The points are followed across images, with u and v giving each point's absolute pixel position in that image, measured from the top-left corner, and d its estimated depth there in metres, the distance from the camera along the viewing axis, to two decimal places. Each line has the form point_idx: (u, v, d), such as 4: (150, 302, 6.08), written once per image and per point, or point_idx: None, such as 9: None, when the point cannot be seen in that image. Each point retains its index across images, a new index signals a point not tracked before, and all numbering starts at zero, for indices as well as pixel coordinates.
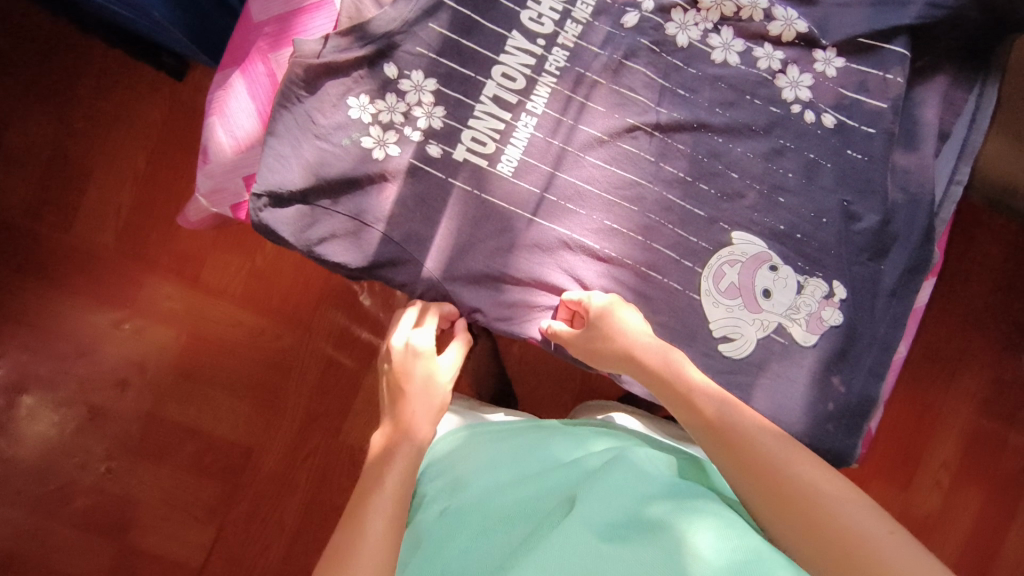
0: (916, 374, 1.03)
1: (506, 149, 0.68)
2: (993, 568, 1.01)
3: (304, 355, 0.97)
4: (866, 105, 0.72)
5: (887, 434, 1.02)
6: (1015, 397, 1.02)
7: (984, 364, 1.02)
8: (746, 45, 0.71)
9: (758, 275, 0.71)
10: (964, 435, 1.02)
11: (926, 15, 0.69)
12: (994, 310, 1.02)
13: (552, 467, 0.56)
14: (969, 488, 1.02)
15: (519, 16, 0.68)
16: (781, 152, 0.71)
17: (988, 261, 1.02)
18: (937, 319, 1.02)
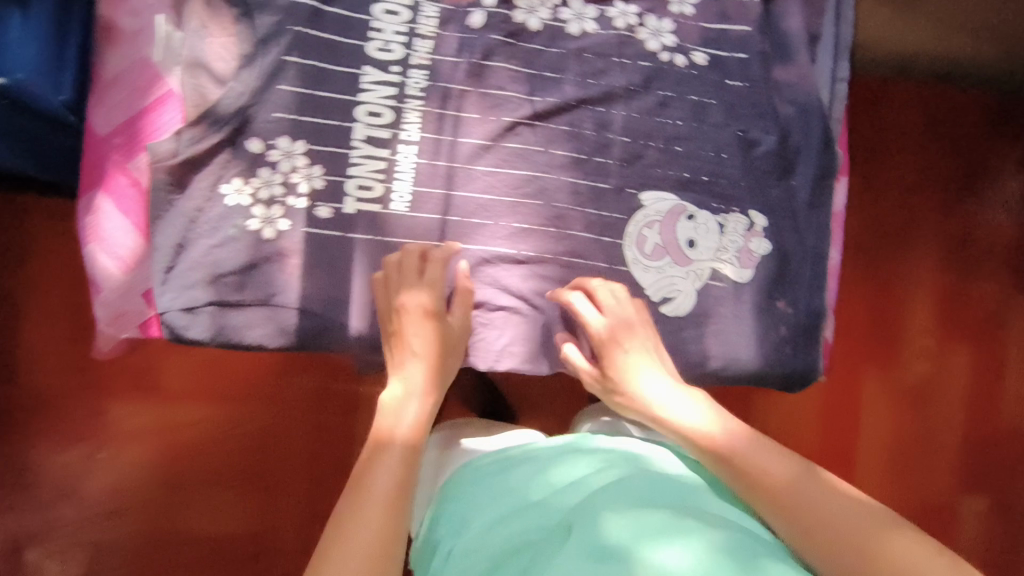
0: (873, 253, 1.04)
1: (395, 186, 0.67)
2: (993, 412, 1.06)
3: (284, 435, 0.96)
4: (731, 32, 0.71)
5: (864, 324, 1.04)
6: (964, 251, 1.06)
7: (935, 227, 1.05)
8: (600, 9, 0.68)
9: (679, 228, 0.71)
10: (936, 301, 1.05)
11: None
12: (919, 175, 1.05)
13: (555, 493, 0.54)
14: (953, 348, 1.05)
15: (366, 49, 0.65)
16: (666, 103, 0.69)
17: (911, 126, 1.04)
18: (874, 198, 1.05)
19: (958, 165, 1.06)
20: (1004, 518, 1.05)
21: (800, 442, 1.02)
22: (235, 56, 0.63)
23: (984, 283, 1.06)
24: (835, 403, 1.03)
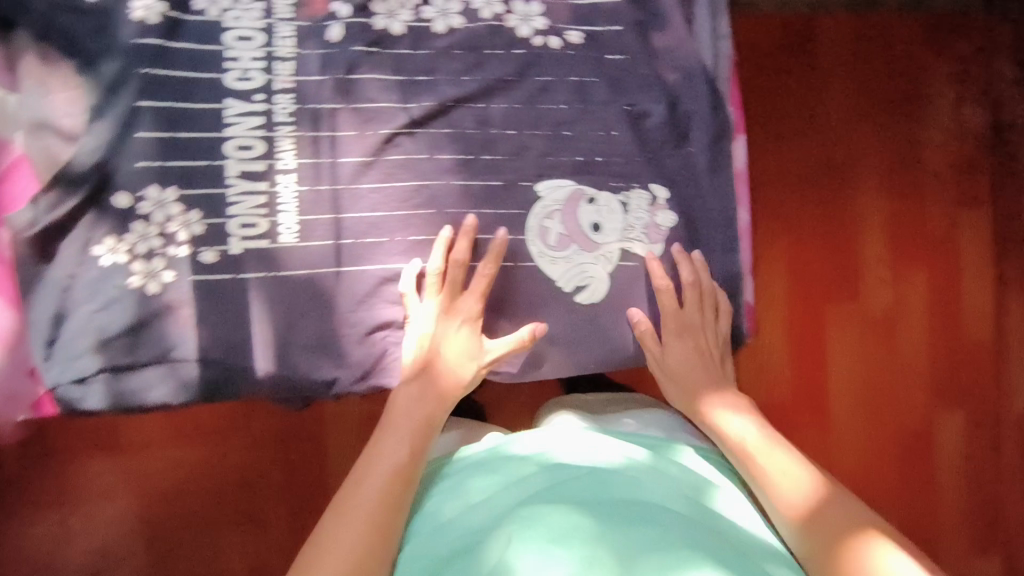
0: (821, 187, 0.99)
1: (280, 219, 0.64)
2: (963, 332, 1.02)
3: (259, 478, 0.85)
4: (603, 5, 0.68)
5: (821, 260, 0.99)
6: (908, 162, 1.00)
7: (881, 149, 0.99)
8: (464, 1, 0.65)
9: (581, 213, 0.69)
10: (889, 226, 1.00)
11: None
12: (842, 93, 0.98)
13: (512, 489, 0.55)
14: (914, 271, 1.01)
15: (224, 80, 0.62)
16: (547, 88, 0.67)
17: (842, 44, 0.98)
18: (811, 129, 0.98)
19: (881, 73, 0.98)
20: (984, 429, 1.03)
21: (765, 396, 0.99)
22: (82, 110, 0.60)
23: (935, 191, 1.00)
24: (795, 350, 1.00)
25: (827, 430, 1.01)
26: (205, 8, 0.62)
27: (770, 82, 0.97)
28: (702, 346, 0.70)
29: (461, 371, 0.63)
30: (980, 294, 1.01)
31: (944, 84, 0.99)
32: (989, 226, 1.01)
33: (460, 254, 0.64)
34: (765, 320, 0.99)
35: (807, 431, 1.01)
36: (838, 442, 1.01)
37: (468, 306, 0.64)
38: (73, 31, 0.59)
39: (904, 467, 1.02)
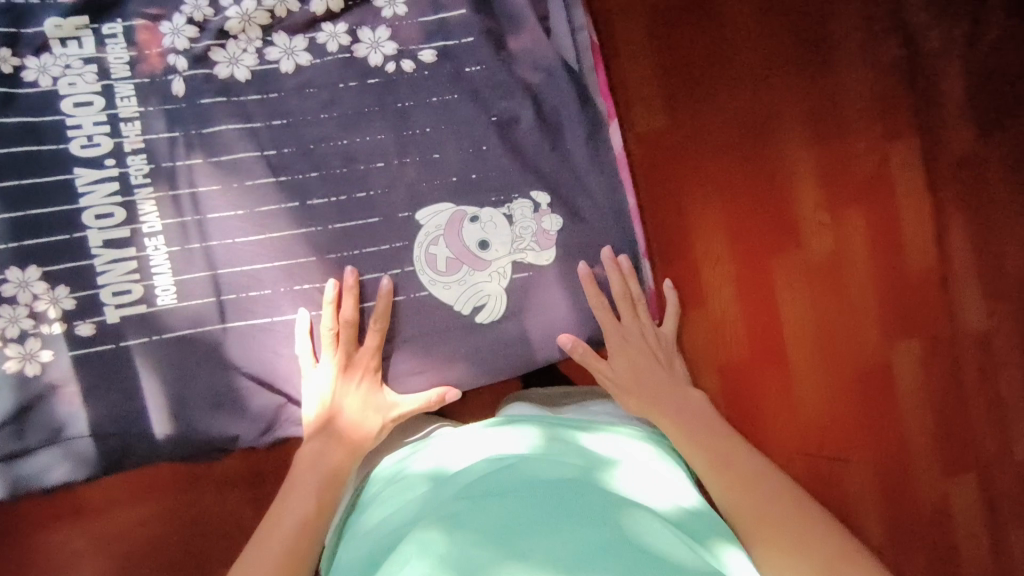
0: (740, 139, 0.94)
1: (156, 281, 0.63)
2: (907, 266, 0.97)
3: (185, 547, 0.77)
4: (451, 20, 0.67)
5: (752, 217, 0.94)
6: (826, 91, 0.95)
7: (795, 91, 0.95)
8: (308, 37, 0.65)
9: (466, 234, 0.68)
10: (817, 169, 0.95)
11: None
12: (743, 30, 0.93)
13: (440, 484, 0.54)
14: (851, 213, 0.96)
15: (71, 149, 0.61)
16: (407, 114, 0.67)
17: None
18: (720, 83, 0.94)
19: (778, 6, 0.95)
20: (947, 358, 0.98)
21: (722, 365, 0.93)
22: None
23: (861, 118, 0.96)
24: (747, 309, 0.93)
25: (791, 386, 0.95)
26: (39, 79, 0.61)
27: (665, 33, 0.93)
28: (643, 352, 0.71)
29: (371, 418, 0.63)
30: (923, 219, 0.97)
31: (851, 17, 0.95)
32: (921, 147, 0.97)
33: (349, 312, 0.64)
34: (710, 281, 0.93)
35: (771, 391, 0.94)
36: (804, 397, 0.95)
37: (367, 354, 0.65)
38: None
39: (874, 412, 0.96)
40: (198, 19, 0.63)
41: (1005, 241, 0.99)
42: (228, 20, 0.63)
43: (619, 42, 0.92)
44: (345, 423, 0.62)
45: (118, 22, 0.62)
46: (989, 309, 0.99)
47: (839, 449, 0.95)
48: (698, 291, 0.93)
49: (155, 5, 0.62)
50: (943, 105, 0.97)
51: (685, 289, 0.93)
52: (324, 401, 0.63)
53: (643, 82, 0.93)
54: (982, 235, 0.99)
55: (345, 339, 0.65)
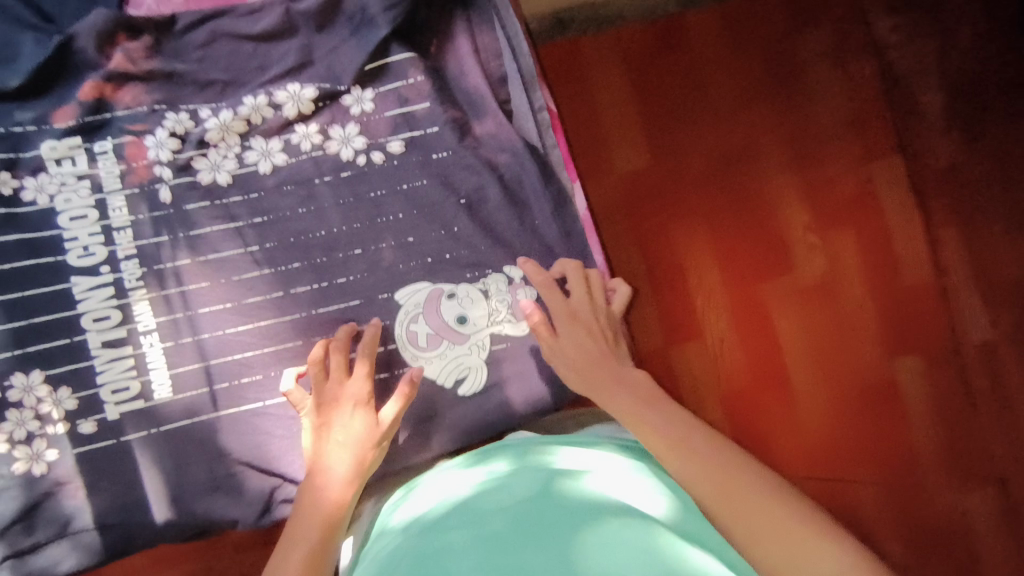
0: (726, 174, 1.02)
1: (152, 377, 0.67)
2: (899, 281, 1.02)
3: None
4: (416, 112, 0.72)
5: (744, 244, 1.01)
6: (803, 126, 1.02)
7: (774, 125, 1.02)
8: (283, 138, 0.70)
9: (444, 310, 0.72)
10: (803, 196, 1.02)
11: (394, 13, 0.70)
12: (717, 80, 1.02)
13: (417, 522, 0.55)
14: (838, 234, 1.02)
15: (69, 260, 0.66)
16: (381, 203, 0.71)
17: (706, 38, 1.02)
18: (704, 124, 1.02)
19: (751, 47, 1.02)
20: (945, 368, 1.02)
21: (725, 389, 1.00)
22: None
23: (839, 148, 1.02)
24: (745, 334, 1.01)
25: (792, 406, 1.01)
26: (36, 198, 0.66)
27: (644, 90, 1.02)
28: (594, 332, 0.69)
29: (365, 444, 0.63)
30: (912, 237, 1.02)
31: (820, 53, 1.02)
32: (902, 167, 1.02)
33: (342, 346, 0.66)
34: (706, 311, 1.01)
35: (772, 411, 1.00)
36: (805, 415, 1.01)
37: (358, 381, 0.65)
38: None
39: (875, 424, 1.01)
40: (179, 131, 0.68)
41: (996, 251, 1.02)
42: (208, 131, 0.69)
43: (601, 103, 1.01)
44: (339, 451, 0.62)
45: (107, 139, 0.67)
46: (988, 318, 1.02)
47: (844, 463, 1.00)
48: (695, 323, 1.01)
49: (138, 122, 0.68)
50: (920, 127, 1.02)
51: (687, 318, 1.00)
52: (318, 426, 0.63)
53: (627, 137, 1.01)
54: (971, 247, 1.02)
55: (336, 366, 0.65)
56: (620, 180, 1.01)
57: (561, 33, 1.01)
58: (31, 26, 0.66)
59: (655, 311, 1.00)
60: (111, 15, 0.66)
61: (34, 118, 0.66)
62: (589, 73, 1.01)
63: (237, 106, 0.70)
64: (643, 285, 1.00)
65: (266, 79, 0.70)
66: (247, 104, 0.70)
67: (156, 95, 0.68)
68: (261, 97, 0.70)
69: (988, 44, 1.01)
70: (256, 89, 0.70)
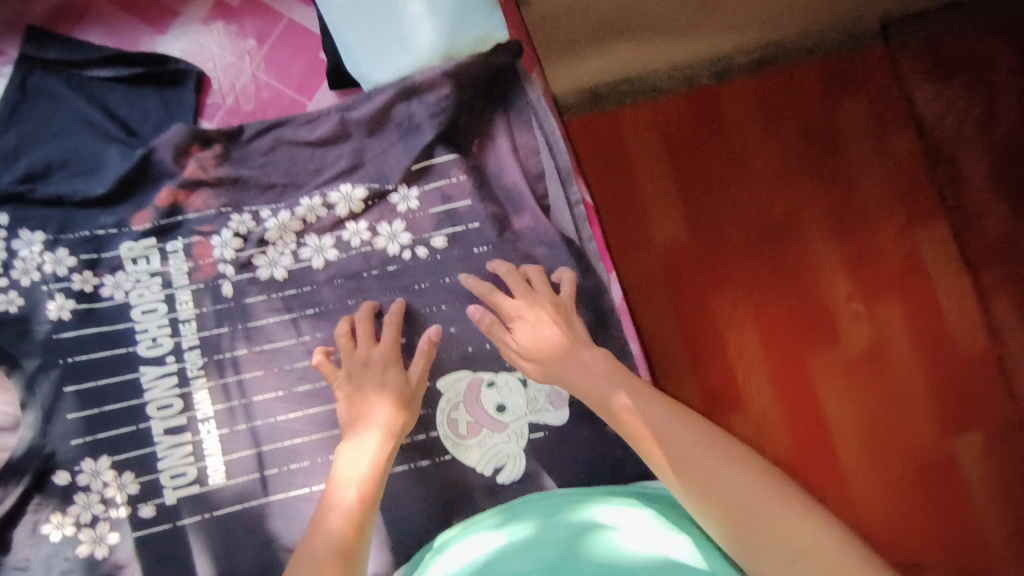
0: (768, 241, 1.01)
1: (208, 462, 0.70)
2: (950, 351, 1.00)
3: None
4: (459, 208, 0.76)
5: (786, 311, 1.00)
6: (846, 200, 1.02)
7: (815, 193, 1.02)
8: (334, 234, 0.75)
9: (484, 398, 0.74)
10: (846, 264, 1.01)
11: (438, 120, 0.75)
12: (757, 156, 1.03)
13: None
14: (884, 303, 1.01)
15: (139, 350, 0.72)
16: (425, 295, 0.75)
17: (745, 107, 1.03)
18: (742, 192, 1.02)
19: (790, 116, 1.03)
20: (1007, 446, 0.98)
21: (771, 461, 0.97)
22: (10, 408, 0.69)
23: (884, 220, 1.02)
24: (788, 404, 0.99)
25: (845, 483, 0.97)
26: (113, 293, 0.72)
27: (683, 166, 1.03)
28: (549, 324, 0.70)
29: (398, 401, 0.67)
30: (961, 306, 1.00)
31: (860, 122, 1.04)
32: (949, 238, 1.02)
33: (365, 317, 0.72)
34: (748, 380, 0.99)
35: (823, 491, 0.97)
36: (859, 494, 0.97)
37: (385, 347, 0.70)
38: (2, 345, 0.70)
39: (936, 504, 0.97)
40: (242, 231, 0.74)
41: None
42: (267, 230, 0.74)
43: (640, 179, 1.02)
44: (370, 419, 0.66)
45: (178, 239, 0.73)
46: None
47: (903, 545, 0.96)
48: (738, 391, 0.99)
49: (205, 223, 0.74)
50: (968, 195, 1.02)
51: (728, 386, 0.99)
52: (352, 392, 0.68)
53: (664, 207, 1.02)
54: None
55: (362, 335, 0.71)
56: (659, 254, 1.01)
57: (596, 107, 1.03)
58: (117, 139, 0.73)
59: (696, 382, 0.99)
60: (189, 127, 0.73)
61: (115, 221, 0.73)
62: (625, 142, 1.03)
63: (294, 207, 0.75)
64: (683, 358, 0.99)
65: (321, 181, 0.76)
66: (303, 205, 0.75)
67: (223, 199, 0.74)
68: (316, 197, 0.75)
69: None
70: (312, 190, 0.75)
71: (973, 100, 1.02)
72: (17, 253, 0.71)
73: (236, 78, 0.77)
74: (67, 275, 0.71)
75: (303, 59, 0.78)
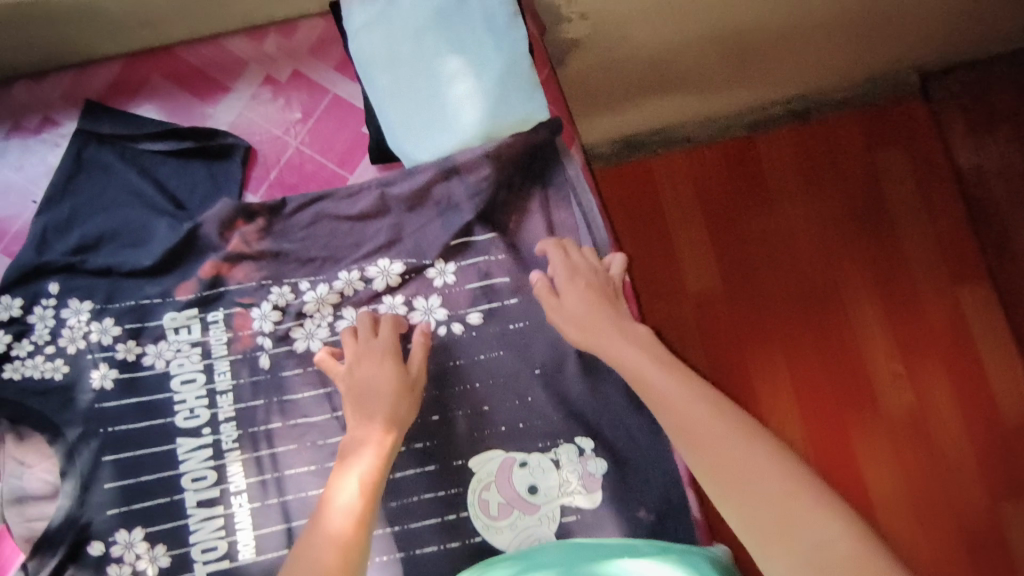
0: (817, 305, 1.22)
1: (239, 537, 0.70)
2: (985, 396, 1.19)
3: None
4: (496, 285, 0.76)
5: (829, 365, 1.20)
6: (895, 252, 1.24)
7: (856, 263, 1.23)
8: (371, 307, 0.76)
9: (516, 478, 0.73)
10: (888, 321, 1.22)
11: (477, 199, 0.75)
12: (772, 209, 1.24)
13: None
14: (921, 359, 1.20)
15: (176, 421, 0.72)
16: (459, 371, 0.75)
17: (790, 186, 1.25)
18: (810, 250, 1.24)
19: (844, 196, 1.26)
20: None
21: None
22: (51, 478, 0.70)
23: (927, 283, 1.23)
24: (830, 441, 1.16)
25: (878, 509, 1.14)
26: (154, 362, 0.73)
27: (712, 216, 1.24)
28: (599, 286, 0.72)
29: (401, 387, 0.69)
30: (997, 353, 1.21)
31: (909, 193, 1.26)
32: (990, 297, 1.23)
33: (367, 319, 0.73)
34: (786, 418, 1.17)
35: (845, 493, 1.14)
36: (874, 493, 1.15)
37: (385, 339, 0.71)
38: (46, 411, 0.71)
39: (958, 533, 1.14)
40: (281, 304, 0.75)
41: None
42: (306, 303, 0.75)
43: (682, 241, 1.23)
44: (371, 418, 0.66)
45: (219, 310, 0.75)
46: None
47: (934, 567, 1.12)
48: (783, 424, 1.17)
49: (246, 295, 0.75)
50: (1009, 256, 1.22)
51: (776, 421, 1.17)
52: (354, 378, 0.69)
53: (707, 267, 1.22)
54: None
55: (363, 328, 0.72)
56: (693, 295, 1.21)
57: (629, 153, 1.26)
58: (166, 212, 0.75)
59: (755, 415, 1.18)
60: (234, 203, 0.75)
61: (160, 292, 0.74)
62: (667, 211, 1.24)
63: (333, 280, 0.76)
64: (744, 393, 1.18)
65: (359, 255, 0.76)
66: (341, 279, 0.76)
67: (264, 271, 0.75)
68: (355, 271, 0.76)
69: (981, 175, 1.25)
70: (350, 264, 0.76)
71: (934, 159, 1.27)
72: (65, 321, 0.73)
73: (281, 151, 0.78)
74: (111, 344, 0.73)
75: (346, 134, 0.79)
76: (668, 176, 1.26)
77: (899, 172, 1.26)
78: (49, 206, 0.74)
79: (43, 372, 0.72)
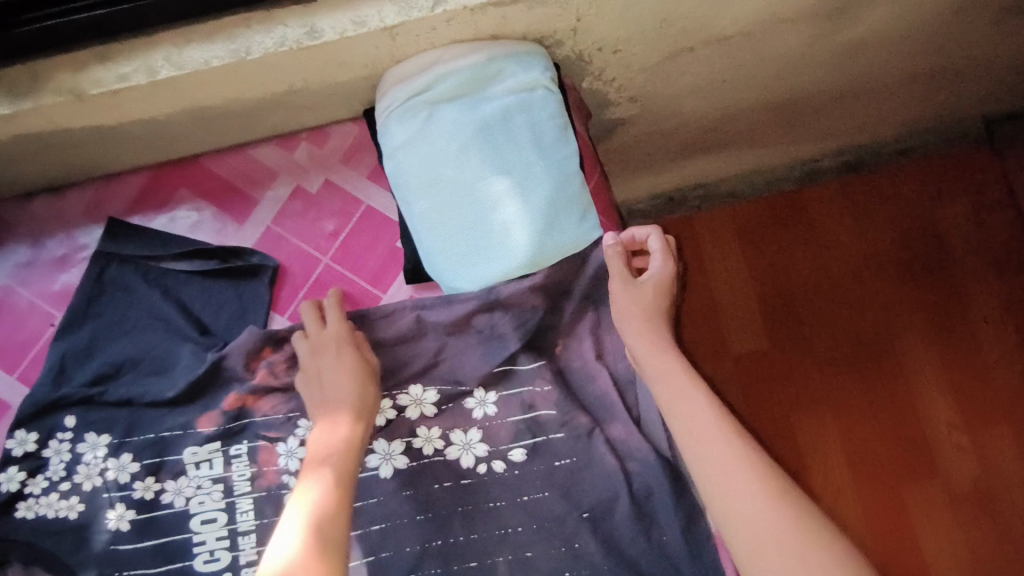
0: (865, 358, 1.13)
1: None
2: None
3: None
4: (541, 417, 0.70)
5: (880, 423, 1.11)
6: (956, 303, 1.15)
7: (908, 313, 1.14)
8: (405, 441, 0.69)
9: None
10: (944, 376, 1.12)
11: (523, 330, 0.70)
12: (824, 264, 1.16)
13: None
14: (978, 417, 1.11)
15: (195, 564, 0.67)
16: (500, 513, 0.68)
17: (838, 230, 1.17)
18: (856, 300, 1.15)
19: (894, 241, 1.17)
20: None
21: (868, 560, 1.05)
22: None
23: (990, 334, 1.13)
24: (881, 507, 1.08)
25: None
26: (173, 500, 0.68)
27: (760, 273, 1.16)
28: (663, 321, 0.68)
29: (365, 380, 0.67)
30: None
31: (967, 237, 1.17)
32: None
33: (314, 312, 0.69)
34: (838, 482, 1.09)
35: None
36: None
37: (336, 330, 0.68)
38: (58, 554, 0.66)
39: None
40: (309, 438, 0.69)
41: None
42: None
43: (727, 291, 1.16)
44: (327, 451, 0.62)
45: (243, 442, 0.69)
46: None
47: None
48: (833, 489, 1.08)
49: (273, 428, 0.69)
50: None
51: (823, 484, 1.09)
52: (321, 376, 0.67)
53: (752, 318, 1.15)
54: None
55: (311, 324, 0.69)
56: (737, 357, 1.13)
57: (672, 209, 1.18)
58: (190, 337, 0.71)
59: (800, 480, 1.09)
60: (262, 331, 0.70)
61: (181, 424, 0.69)
62: (712, 258, 1.17)
63: None
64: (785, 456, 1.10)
65: (392, 382, 0.71)
66: None
67: (292, 403, 0.70)
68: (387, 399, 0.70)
69: None
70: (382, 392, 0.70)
71: (997, 208, 1.17)
72: (82, 456, 0.68)
73: (311, 269, 0.73)
74: (129, 481, 0.68)
75: (380, 249, 0.73)
76: (715, 225, 1.17)
77: (958, 220, 1.17)
78: (69, 331, 0.70)
79: (57, 511, 0.67)
